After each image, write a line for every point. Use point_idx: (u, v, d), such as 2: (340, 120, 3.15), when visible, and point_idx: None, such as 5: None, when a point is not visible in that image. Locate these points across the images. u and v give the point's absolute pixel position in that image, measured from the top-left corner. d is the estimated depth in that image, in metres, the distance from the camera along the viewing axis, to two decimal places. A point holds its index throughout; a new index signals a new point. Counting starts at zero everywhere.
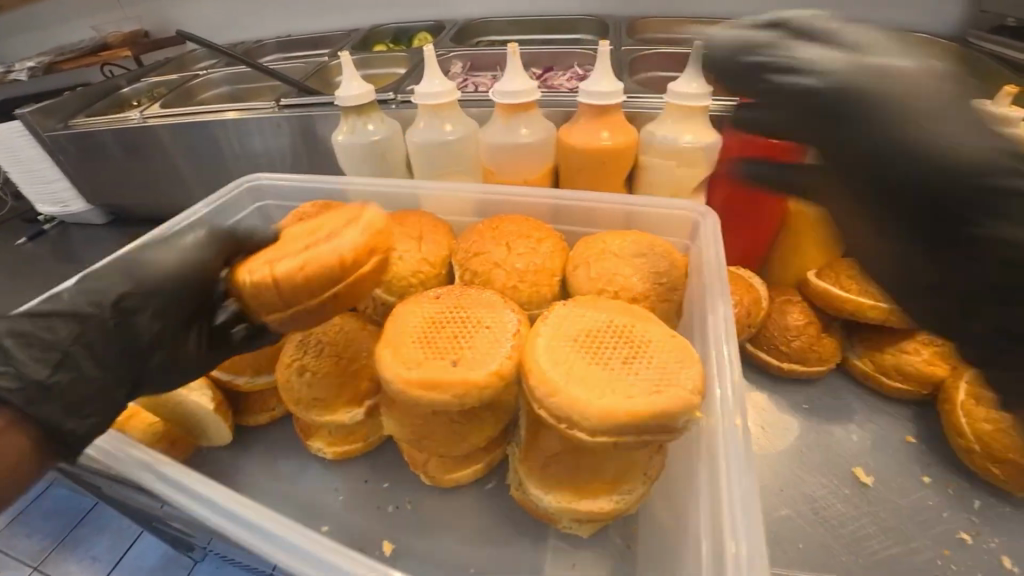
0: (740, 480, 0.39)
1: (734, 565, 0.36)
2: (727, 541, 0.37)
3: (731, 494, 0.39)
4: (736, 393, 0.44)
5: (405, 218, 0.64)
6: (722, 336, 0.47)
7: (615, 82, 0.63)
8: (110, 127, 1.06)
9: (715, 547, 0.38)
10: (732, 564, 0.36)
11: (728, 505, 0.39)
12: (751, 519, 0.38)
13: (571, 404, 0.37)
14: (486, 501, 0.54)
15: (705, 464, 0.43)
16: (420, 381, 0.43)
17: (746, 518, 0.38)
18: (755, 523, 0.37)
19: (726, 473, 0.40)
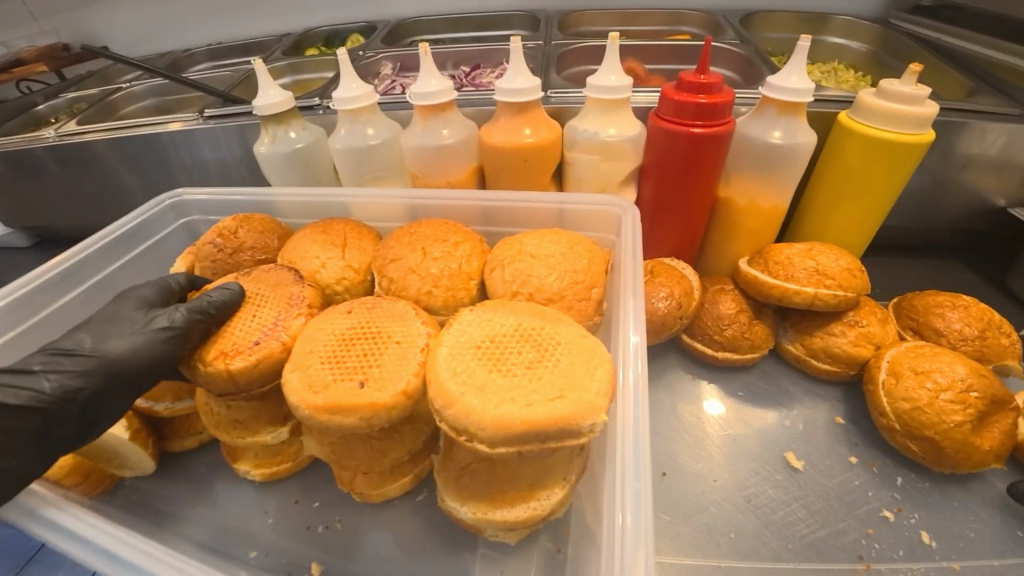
0: (633, 457, 0.39)
1: (621, 542, 0.36)
2: (617, 516, 0.38)
3: (624, 473, 0.39)
4: (640, 377, 0.43)
5: (328, 227, 0.62)
6: (629, 325, 0.47)
7: (532, 78, 0.62)
8: (26, 146, 1.00)
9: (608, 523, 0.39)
10: (619, 540, 0.36)
11: (620, 484, 0.39)
12: (641, 496, 0.38)
13: (467, 415, 0.36)
14: (417, 515, 0.53)
15: (609, 445, 0.43)
16: (325, 404, 0.41)
17: (635, 494, 0.38)
18: (643, 500, 0.37)
19: (622, 451, 0.40)
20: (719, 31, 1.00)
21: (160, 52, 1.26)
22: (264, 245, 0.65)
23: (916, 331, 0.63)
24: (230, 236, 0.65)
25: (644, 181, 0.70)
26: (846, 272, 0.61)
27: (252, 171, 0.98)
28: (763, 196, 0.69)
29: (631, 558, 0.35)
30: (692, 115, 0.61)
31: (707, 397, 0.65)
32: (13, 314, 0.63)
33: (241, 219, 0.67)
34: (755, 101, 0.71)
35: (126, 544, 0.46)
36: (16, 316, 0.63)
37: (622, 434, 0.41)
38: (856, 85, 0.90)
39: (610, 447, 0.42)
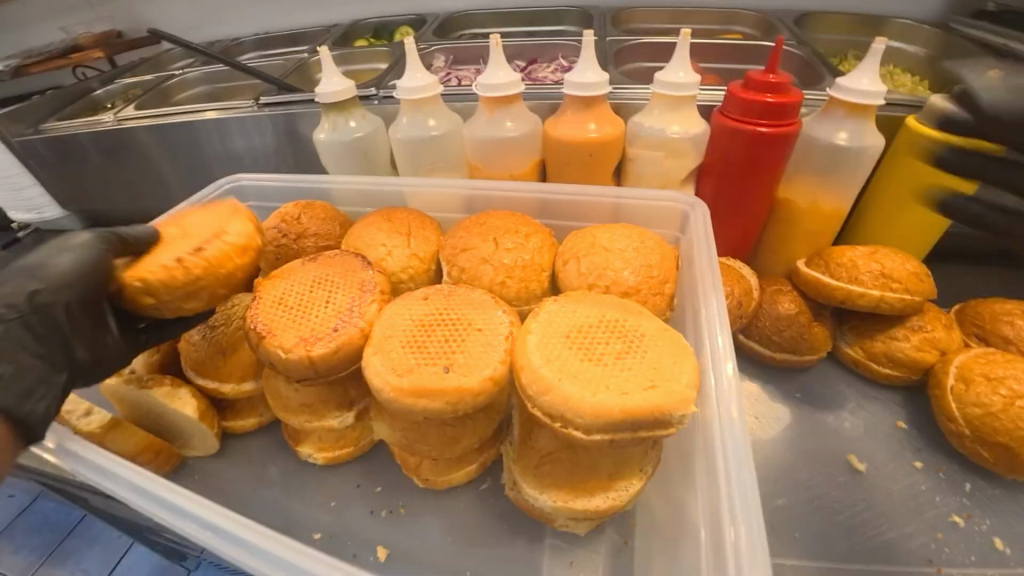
0: (737, 466, 0.40)
1: (735, 553, 0.37)
2: (727, 527, 0.38)
3: (728, 480, 0.40)
4: (732, 381, 0.43)
5: (392, 215, 0.62)
6: (714, 326, 0.47)
7: (601, 73, 0.62)
8: (82, 130, 1.03)
9: (716, 534, 0.39)
10: (733, 553, 0.37)
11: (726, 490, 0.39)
12: (749, 504, 0.38)
13: (564, 402, 0.37)
14: (480, 502, 0.54)
15: (704, 455, 0.43)
16: (411, 388, 0.42)
17: (744, 504, 0.38)
18: (753, 508, 0.38)
19: (723, 460, 0.41)
20: (773, 32, 1.00)
21: (209, 41, 1.29)
22: (327, 232, 0.66)
23: (981, 338, 0.62)
24: (295, 222, 0.66)
25: (703, 180, 0.70)
26: (912, 276, 0.61)
27: (303, 160, 0.99)
28: (825, 198, 0.69)
29: (749, 559, 0.36)
30: (759, 114, 0.61)
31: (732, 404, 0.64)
32: None
33: (305, 206, 0.68)
34: (819, 102, 0.71)
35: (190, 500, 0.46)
36: None
37: (721, 442, 0.41)
38: (915, 89, 0.89)
39: (706, 452, 0.43)
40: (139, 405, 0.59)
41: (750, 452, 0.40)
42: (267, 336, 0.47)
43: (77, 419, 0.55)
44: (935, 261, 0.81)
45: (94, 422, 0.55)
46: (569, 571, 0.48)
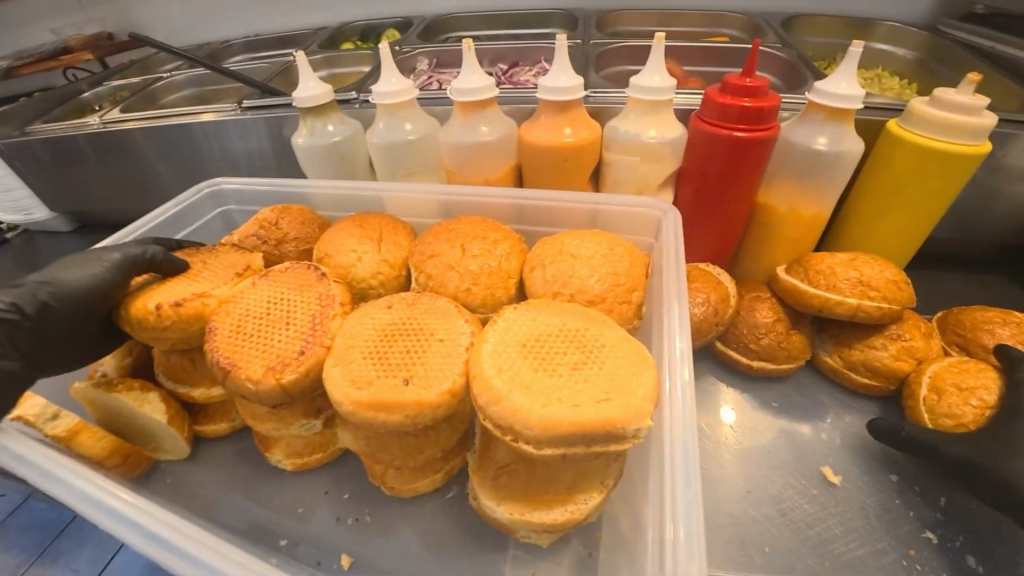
0: (686, 470, 0.39)
1: (674, 557, 0.36)
2: (668, 527, 0.37)
3: (676, 483, 0.39)
4: (687, 386, 0.43)
5: (364, 221, 0.62)
6: (674, 330, 0.46)
7: (575, 77, 0.62)
8: (69, 132, 1.03)
9: (660, 538, 0.38)
10: (670, 552, 0.36)
11: (671, 493, 0.38)
12: (693, 508, 0.37)
13: (514, 413, 0.36)
14: (448, 512, 0.53)
15: (657, 460, 0.42)
16: (368, 399, 0.41)
17: (688, 506, 0.37)
18: (695, 512, 0.37)
19: (673, 463, 0.40)
20: (760, 34, 0.99)
21: (199, 43, 1.29)
22: (306, 236, 0.66)
23: (962, 348, 0.61)
24: (272, 227, 0.66)
25: (682, 185, 0.69)
26: (890, 284, 0.60)
27: (287, 163, 0.99)
28: (805, 204, 0.68)
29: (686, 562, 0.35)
30: (736, 119, 0.60)
31: (721, 406, 0.64)
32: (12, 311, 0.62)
33: (280, 210, 0.68)
34: (800, 107, 0.70)
35: (144, 513, 0.46)
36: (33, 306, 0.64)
37: (670, 444, 0.41)
38: (902, 92, 0.88)
39: (657, 457, 0.42)
40: (110, 408, 0.58)
41: (700, 456, 0.39)
42: (233, 362, 0.47)
43: (44, 422, 0.54)
44: (922, 267, 0.80)
45: (61, 426, 0.54)
46: None
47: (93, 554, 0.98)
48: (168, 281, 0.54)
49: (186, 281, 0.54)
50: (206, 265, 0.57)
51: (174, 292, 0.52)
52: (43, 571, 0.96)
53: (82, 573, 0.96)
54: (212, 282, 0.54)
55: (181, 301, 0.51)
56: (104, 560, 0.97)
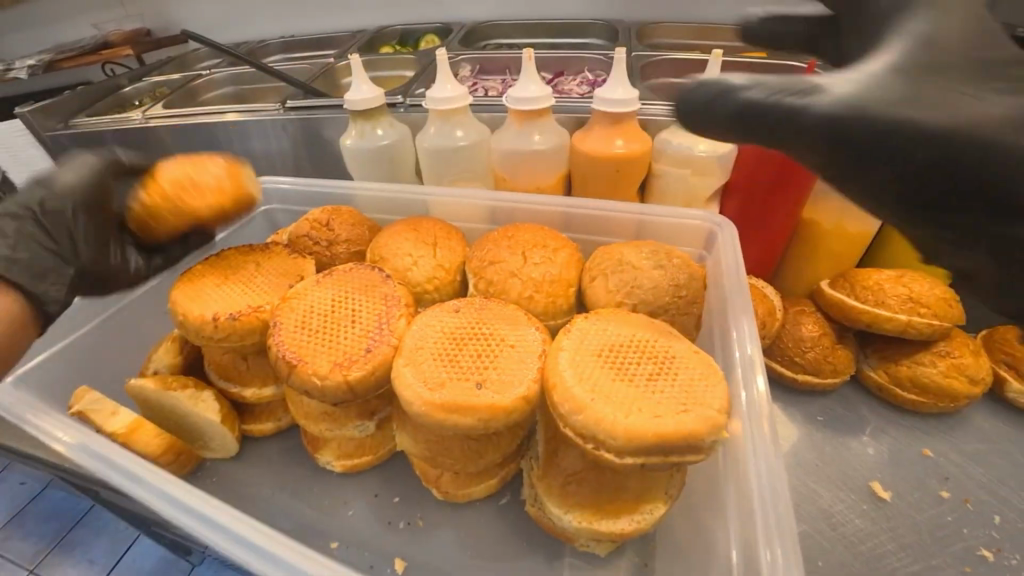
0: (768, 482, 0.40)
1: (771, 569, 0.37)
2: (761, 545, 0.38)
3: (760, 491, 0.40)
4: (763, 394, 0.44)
5: (417, 224, 0.62)
6: (744, 337, 0.47)
7: (631, 90, 0.63)
8: (110, 127, 1.05)
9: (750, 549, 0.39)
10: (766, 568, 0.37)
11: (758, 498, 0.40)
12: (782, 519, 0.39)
13: (597, 422, 0.36)
14: (500, 516, 0.53)
15: (736, 479, 0.43)
16: (442, 403, 0.41)
17: (778, 521, 0.38)
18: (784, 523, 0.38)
19: (755, 476, 0.41)
20: None
21: (236, 42, 1.30)
22: (356, 237, 0.67)
23: (1010, 366, 0.63)
24: (324, 228, 0.66)
25: (730, 198, 0.69)
26: (941, 301, 0.60)
27: (325, 164, 1.00)
28: (852, 220, 0.69)
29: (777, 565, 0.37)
30: None
31: None
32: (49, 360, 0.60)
33: (331, 211, 0.69)
34: None
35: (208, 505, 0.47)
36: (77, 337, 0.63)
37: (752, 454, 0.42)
38: None
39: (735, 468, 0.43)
40: (165, 405, 0.58)
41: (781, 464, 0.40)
42: (298, 362, 0.48)
43: (102, 419, 0.55)
44: None
45: (121, 422, 0.55)
46: None
47: (110, 546, 0.98)
48: (223, 289, 0.56)
49: (240, 290, 0.56)
50: (257, 270, 0.58)
51: (230, 302, 0.54)
52: (61, 559, 0.97)
53: (102, 565, 0.95)
54: (266, 289, 0.56)
55: (239, 311, 0.53)
56: (122, 552, 0.96)
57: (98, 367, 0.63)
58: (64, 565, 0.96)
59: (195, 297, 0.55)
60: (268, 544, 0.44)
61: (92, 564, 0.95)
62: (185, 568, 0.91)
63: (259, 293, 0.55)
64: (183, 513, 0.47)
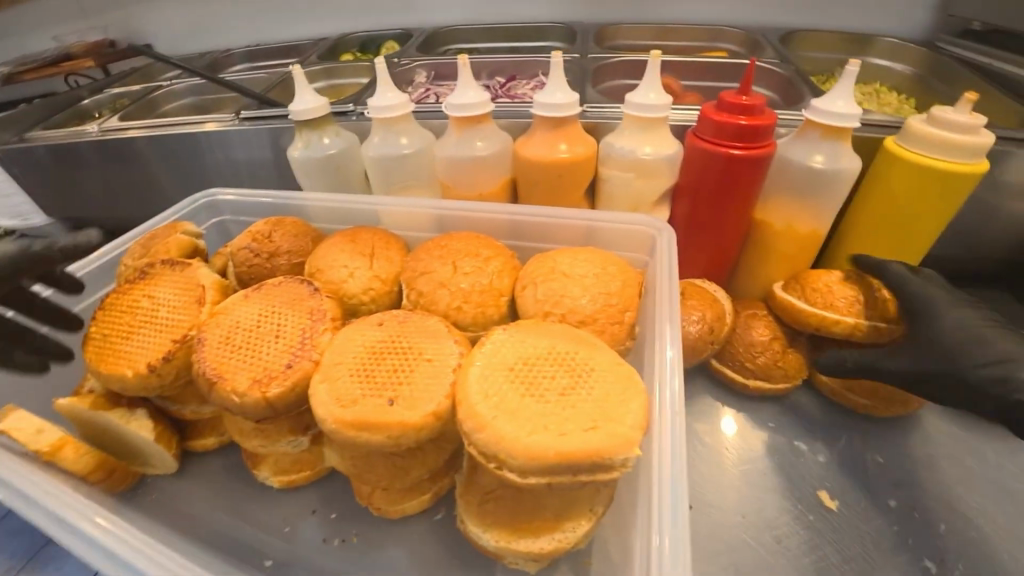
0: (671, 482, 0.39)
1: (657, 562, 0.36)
2: (653, 537, 0.37)
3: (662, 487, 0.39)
4: (677, 393, 0.43)
5: (355, 235, 0.61)
6: (665, 339, 0.47)
7: (571, 94, 0.62)
8: (67, 139, 1.04)
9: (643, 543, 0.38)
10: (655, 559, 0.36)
11: (658, 496, 0.39)
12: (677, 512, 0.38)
13: (499, 441, 0.35)
14: (435, 533, 0.52)
15: (644, 475, 0.42)
16: (353, 421, 0.40)
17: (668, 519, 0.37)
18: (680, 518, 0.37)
19: (657, 474, 0.40)
20: (758, 50, 0.99)
21: (200, 52, 1.30)
22: (298, 249, 0.66)
23: None
24: (264, 240, 0.65)
25: (679, 200, 0.68)
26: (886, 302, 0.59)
27: (283, 173, 0.99)
28: (802, 221, 0.67)
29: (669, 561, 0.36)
30: (732, 137, 0.60)
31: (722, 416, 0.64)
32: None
33: (274, 223, 0.68)
34: (797, 123, 0.70)
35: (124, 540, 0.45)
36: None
37: (660, 449, 0.40)
38: (899, 108, 0.89)
39: (642, 466, 0.42)
40: (98, 425, 0.56)
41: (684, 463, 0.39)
42: (217, 378, 0.46)
43: (26, 438, 0.51)
44: None
45: (45, 440, 0.51)
46: None
47: (83, 562, 0.93)
48: (137, 335, 0.52)
49: (154, 329, 0.52)
50: (166, 300, 0.54)
51: (155, 346, 0.50)
52: None
53: None
54: (180, 319, 0.52)
55: (169, 351, 0.50)
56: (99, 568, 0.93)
57: (31, 387, 0.61)
58: None
59: (120, 355, 0.51)
60: None
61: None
62: None
63: (175, 328, 0.52)
64: (100, 546, 0.46)
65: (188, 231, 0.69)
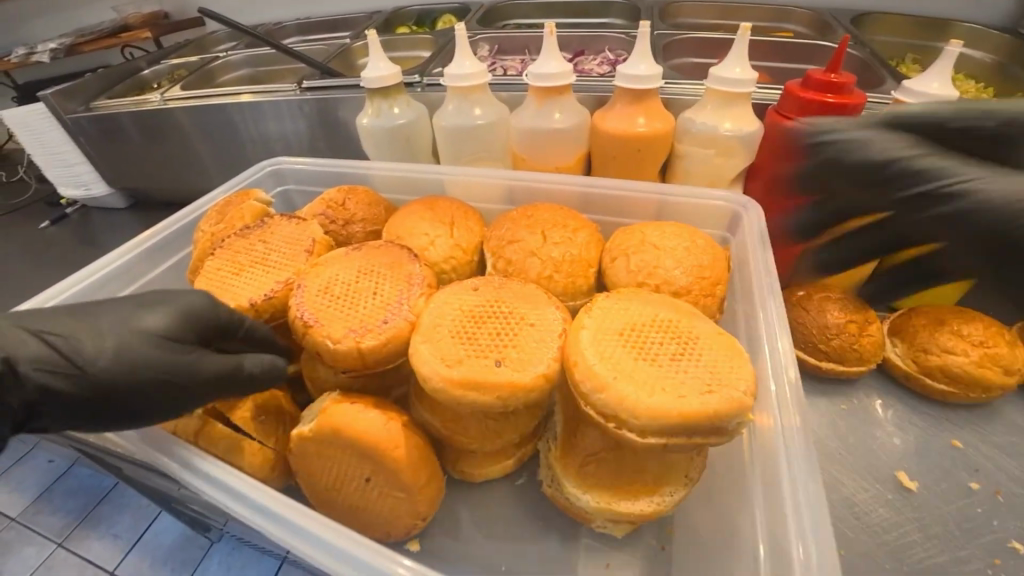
0: (800, 470, 0.38)
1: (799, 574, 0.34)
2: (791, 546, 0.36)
3: (792, 475, 0.38)
4: (794, 396, 0.41)
5: (435, 203, 0.61)
6: (776, 335, 0.45)
7: (654, 66, 0.61)
8: (130, 109, 1.06)
9: (775, 555, 0.37)
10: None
11: (789, 499, 0.37)
12: (812, 504, 0.36)
13: (619, 402, 0.36)
14: (515, 497, 0.53)
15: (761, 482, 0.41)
16: (461, 380, 0.41)
17: (806, 528, 0.36)
18: (820, 524, 0.36)
19: (788, 481, 0.38)
20: (827, 31, 0.97)
21: (253, 24, 1.31)
22: (372, 217, 0.66)
23: None
24: (339, 208, 0.66)
25: None
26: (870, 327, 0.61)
27: (340, 145, 1.00)
28: None
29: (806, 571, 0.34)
30: (820, 114, 0.58)
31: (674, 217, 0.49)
32: None
33: (347, 190, 0.68)
34: (881, 105, 0.68)
35: (230, 477, 0.46)
36: None
37: (782, 447, 0.40)
38: (980, 95, 0.86)
39: (759, 450, 0.42)
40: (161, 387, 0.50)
41: (815, 461, 0.38)
42: (322, 328, 0.48)
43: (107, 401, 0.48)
44: None
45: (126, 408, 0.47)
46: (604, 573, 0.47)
47: (134, 521, 1.02)
48: (246, 274, 0.55)
49: (264, 269, 0.55)
50: (274, 246, 0.57)
51: (260, 285, 0.54)
52: (86, 533, 1.02)
53: (123, 540, 1.00)
54: (287, 261, 0.56)
55: (274, 290, 0.53)
56: (144, 528, 1.01)
57: None
58: (89, 538, 1.01)
59: (227, 290, 0.54)
60: (295, 513, 0.43)
61: (114, 539, 1.00)
62: (203, 544, 0.97)
63: (282, 268, 0.55)
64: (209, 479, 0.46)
65: (262, 195, 0.71)
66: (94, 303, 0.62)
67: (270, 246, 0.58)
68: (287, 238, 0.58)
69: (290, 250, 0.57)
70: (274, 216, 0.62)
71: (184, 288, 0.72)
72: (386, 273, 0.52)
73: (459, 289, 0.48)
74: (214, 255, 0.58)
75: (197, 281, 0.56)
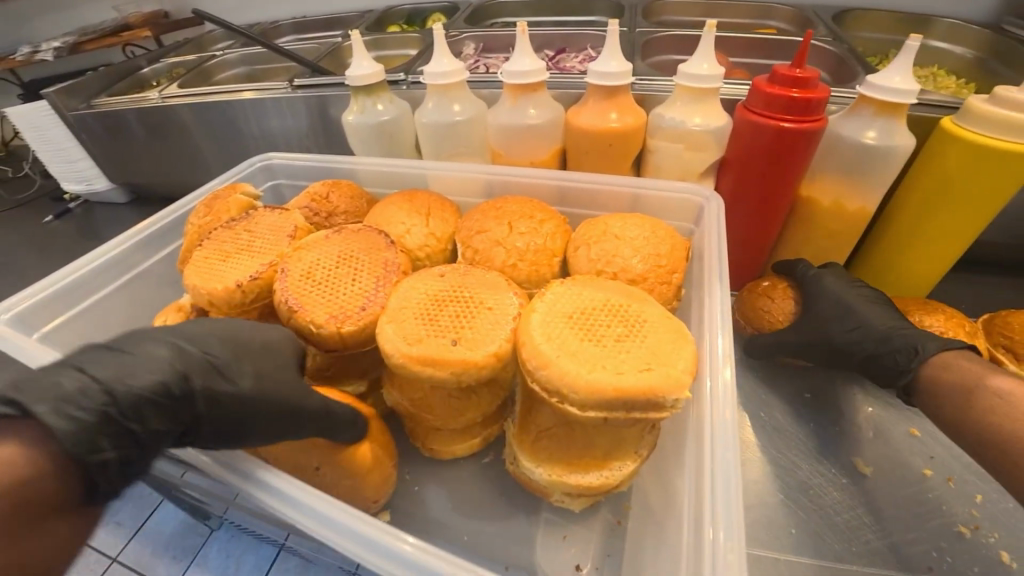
0: (722, 457, 0.40)
1: (711, 549, 0.37)
2: (705, 525, 0.38)
3: (713, 458, 0.41)
4: (728, 387, 0.44)
5: (413, 196, 0.64)
6: (715, 329, 0.47)
7: (624, 63, 0.63)
8: (130, 107, 1.09)
9: (696, 531, 0.39)
10: (708, 550, 0.37)
11: (708, 479, 0.40)
12: (729, 487, 0.39)
13: (560, 377, 0.38)
14: (482, 475, 0.55)
15: (694, 462, 0.43)
16: (419, 357, 0.43)
17: (723, 507, 0.38)
18: (732, 505, 0.38)
19: (711, 463, 0.40)
20: (808, 28, 0.98)
21: (250, 23, 1.34)
22: (354, 210, 0.69)
23: (1009, 349, 0.61)
24: (322, 200, 0.68)
25: (725, 173, 0.69)
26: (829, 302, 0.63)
27: (331, 140, 1.03)
28: (850, 198, 0.68)
29: (722, 547, 0.36)
30: (783, 110, 0.60)
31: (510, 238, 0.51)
32: (49, 307, 0.61)
33: (330, 184, 0.70)
34: (850, 101, 0.70)
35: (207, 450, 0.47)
36: (46, 313, 0.61)
37: (711, 433, 0.42)
38: (958, 91, 0.87)
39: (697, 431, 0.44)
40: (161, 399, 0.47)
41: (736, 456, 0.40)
42: (296, 311, 0.50)
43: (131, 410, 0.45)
44: (965, 270, 0.80)
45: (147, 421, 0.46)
46: (562, 546, 0.49)
47: None
48: (230, 261, 0.58)
49: (247, 256, 0.58)
50: (256, 235, 0.60)
51: (242, 271, 0.56)
52: None
53: None
54: (269, 249, 0.58)
55: (256, 274, 0.55)
56: None
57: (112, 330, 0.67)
58: None
59: (210, 276, 0.57)
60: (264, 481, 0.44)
61: None
62: None
63: (264, 255, 0.58)
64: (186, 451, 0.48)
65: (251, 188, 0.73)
66: (91, 291, 0.65)
67: (254, 234, 0.60)
68: (269, 227, 0.61)
69: (273, 238, 0.60)
70: (259, 208, 0.65)
71: (176, 278, 0.75)
72: (360, 260, 0.54)
73: (426, 274, 0.50)
74: (202, 243, 0.61)
75: (184, 267, 0.59)
